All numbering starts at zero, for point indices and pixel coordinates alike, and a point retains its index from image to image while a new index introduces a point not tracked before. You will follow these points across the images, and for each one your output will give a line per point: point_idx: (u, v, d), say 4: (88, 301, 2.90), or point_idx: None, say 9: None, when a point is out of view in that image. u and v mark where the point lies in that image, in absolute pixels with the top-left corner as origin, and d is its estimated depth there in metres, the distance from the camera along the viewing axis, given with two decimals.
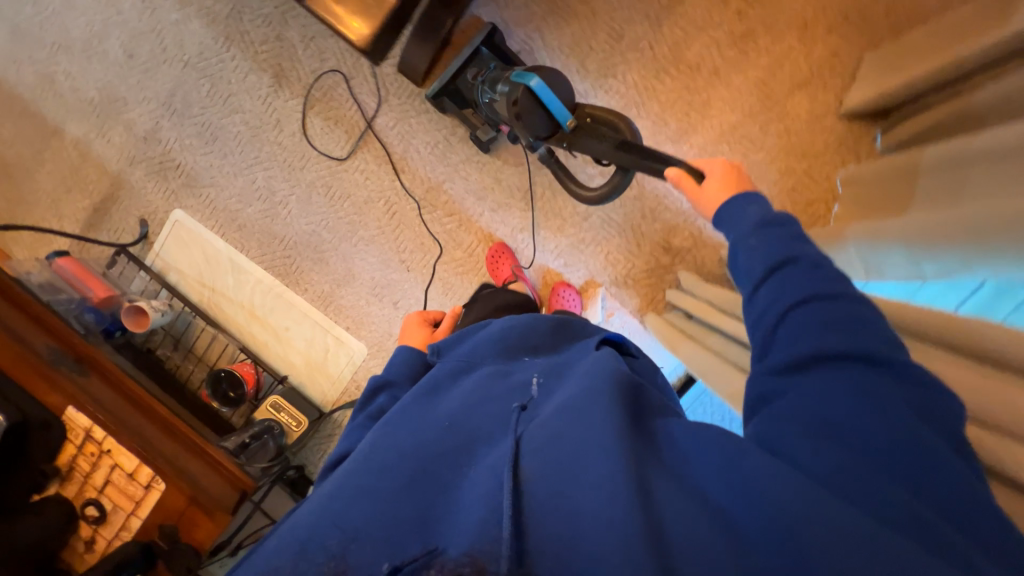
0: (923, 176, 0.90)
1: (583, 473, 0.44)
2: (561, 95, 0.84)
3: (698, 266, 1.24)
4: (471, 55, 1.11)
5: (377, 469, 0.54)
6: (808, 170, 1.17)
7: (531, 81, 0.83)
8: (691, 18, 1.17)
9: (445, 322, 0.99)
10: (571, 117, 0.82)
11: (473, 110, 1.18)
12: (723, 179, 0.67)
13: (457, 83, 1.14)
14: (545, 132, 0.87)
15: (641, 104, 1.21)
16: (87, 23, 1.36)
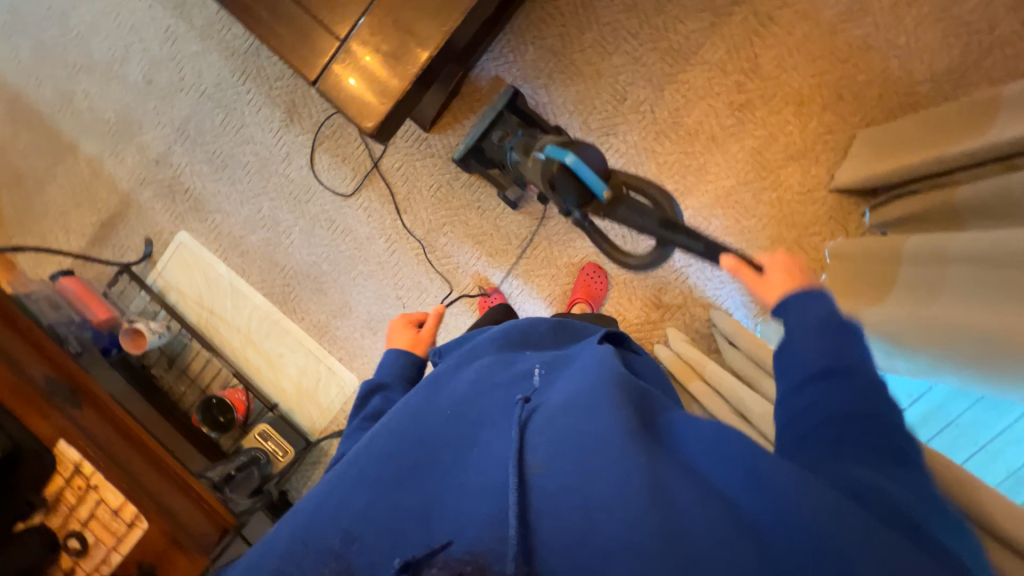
0: (904, 264, 0.92)
1: (594, 466, 0.42)
2: (595, 168, 0.88)
3: (686, 325, 1.26)
4: (500, 121, 1.19)
5: (382, 466, 0.53)
6: (798, 240, 1.20)
7: (565, 157, 0.87)
8: (692, 86, 1.21)
9: (431, 322, 0.95)
10: (606, 189, 0.86)
11: (500, 171, 1.24)
12: (784, 271, 0.66)
13: (484, 143, 1.21)
14: (579, 199, 0.91)
15: (639, 165, 1.24)
16: (110, 47, 1.40)
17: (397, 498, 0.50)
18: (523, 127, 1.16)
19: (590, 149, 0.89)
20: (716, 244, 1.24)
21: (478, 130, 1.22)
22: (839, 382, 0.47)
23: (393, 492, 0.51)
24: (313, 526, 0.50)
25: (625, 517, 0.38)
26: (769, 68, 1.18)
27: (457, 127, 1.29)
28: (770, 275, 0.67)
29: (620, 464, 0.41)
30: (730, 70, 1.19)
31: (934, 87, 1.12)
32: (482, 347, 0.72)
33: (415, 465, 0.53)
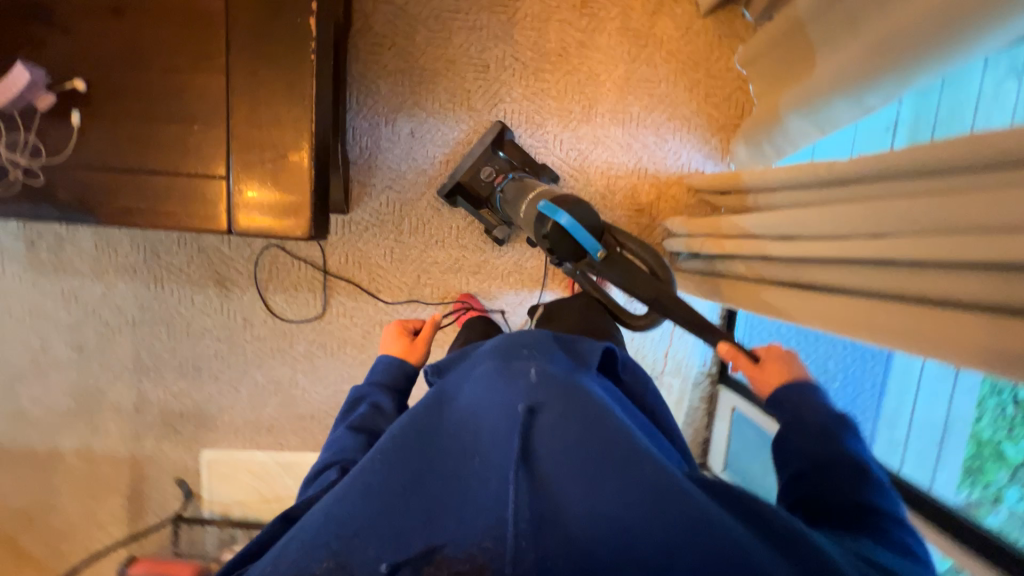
0: (810, 25, 0.91)
1: (604, 485, 0.43)
2: (589, 223, 0.80)
3: (674, 207, 1.27)
4: (484, 155, 1.17)
5: (390, 474, 0.49)
6: (708, 74, 1.22)
7: (558, 216, 0.78)
8: (533, 16, 1.21)
9: (424, 330, 0.92)
10: (600, 248, 0.79)
11: (488, 210, 1.20)
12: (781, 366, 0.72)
13: (468, 180, 1.17)
14: (572, 258, 0.81)
15: (540, 109, 1.24)
16: (22, 343, 1.32)
17: (410, 506, 0.46)
18: (512, 168, 1.16)
19: (582, 208, 0.78)
20: (647, 126, 1.25)
21: (462, 167, 1.19)
22: (831, 472, 0.57)
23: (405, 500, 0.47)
24: (313, 535, 0.45)
25: (628, 526, 0.40)
26: None
27: (369, 190, 1.27)
28: (770, 366, 0.73)
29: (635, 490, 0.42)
30: None
31: None
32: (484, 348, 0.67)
33: (417, 474, 0.49)
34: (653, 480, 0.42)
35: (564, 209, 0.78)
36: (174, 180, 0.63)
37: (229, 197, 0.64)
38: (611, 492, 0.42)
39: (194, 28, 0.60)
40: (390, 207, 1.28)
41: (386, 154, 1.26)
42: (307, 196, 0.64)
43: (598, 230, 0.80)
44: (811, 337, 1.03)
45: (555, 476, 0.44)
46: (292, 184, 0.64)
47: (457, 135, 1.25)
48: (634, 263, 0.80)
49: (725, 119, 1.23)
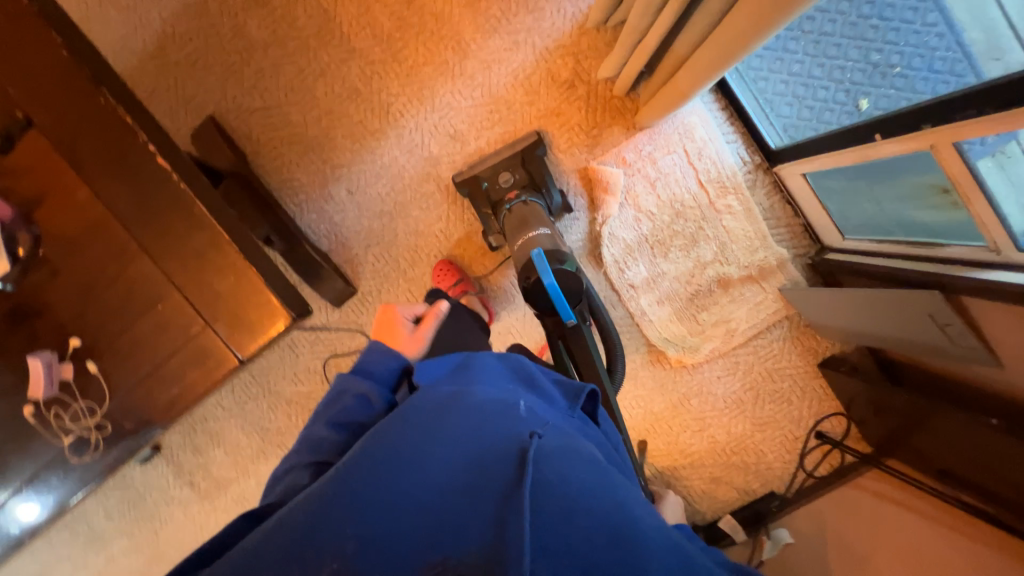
0: None
1: (587, 517, 0.46)
2: (571, 293, 0.91)
3: (599, 54, 1.15)
4: (510, 158, 1.19)
5: (386, 486, 0.47)
6: None
7: (547, 274, 0.88)
8: (357, 16, 1.19)
9: (426, 321, 0.93)
10: (572, 317, 0.90)
11: (491, 216, 1.22)
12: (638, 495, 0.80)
13: (487, 177, 1.19)
14: (543, 313, 0.93)
15: (423, 82, 1.21)
16: None
17: (409, 515, 0.46)
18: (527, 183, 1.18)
19: (570, 277, 0.90)
20: (518, 11, 1.16)
21: (485, 163, 1.20)
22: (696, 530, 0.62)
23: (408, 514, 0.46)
24: (313, 538, 0.45)
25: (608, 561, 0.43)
26: None
27: (358, 261, 1.32)
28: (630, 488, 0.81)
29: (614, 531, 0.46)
30: None
31: None
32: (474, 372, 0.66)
33: (421, 482, 0.47)
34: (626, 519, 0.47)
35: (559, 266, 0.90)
36: (179, 356, 0.69)
37: (216, 331, 0.68)
38: (595, 522, 0.45)
39: (101, 240, 0.66)
40: (383, 260, 1.32)
41: (346, 224, 1.31)
42: (264, 287, 0.66)
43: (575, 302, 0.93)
44: (831, 52, 0.97)
45: (546, 505, 0.46)
46: (247, 283, 0.66)
47: (382, 162, 1.27)
48: (593, 338, 0.94)
49: None
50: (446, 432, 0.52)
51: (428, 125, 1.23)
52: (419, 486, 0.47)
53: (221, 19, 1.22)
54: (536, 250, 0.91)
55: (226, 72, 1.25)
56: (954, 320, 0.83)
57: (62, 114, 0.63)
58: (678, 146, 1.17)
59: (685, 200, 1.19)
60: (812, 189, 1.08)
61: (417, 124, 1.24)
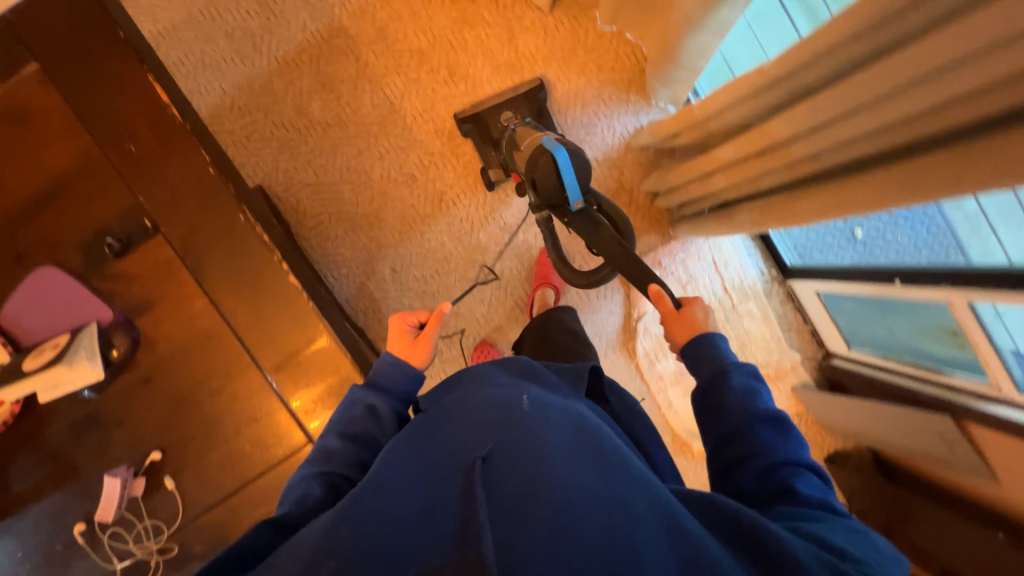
0: None
1: (584, 519, 0.44)
2: (581, 173, 0.85)
3: (640, 169, 1.29)
4: (515, 98, 1.21)
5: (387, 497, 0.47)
6: (588, 51, 1.26)
7: (557, 151, 0.83)
8: (419, 112, 1.27)
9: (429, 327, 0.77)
10: (580, 201, 0.84)
11: (493, 149, 1.22)
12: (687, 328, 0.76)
13: (487, 113, 1.22)
14: (547, 198, 0.87)
15: (478, 176, 1.29)
16: None
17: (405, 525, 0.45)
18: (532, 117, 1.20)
19: (580, 158, 0.85)
20: (572, 125, 1.28)
21: (487, 100, 1.23)
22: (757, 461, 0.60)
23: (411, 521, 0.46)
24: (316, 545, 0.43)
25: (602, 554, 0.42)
26: (423, 42, 1.25)
27: None
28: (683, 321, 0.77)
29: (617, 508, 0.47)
30: (417, 74, 1.26)
31: None
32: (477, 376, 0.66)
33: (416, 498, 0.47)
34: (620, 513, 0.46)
35: (559, 142, 0.85)
36: (270, 472, 0.66)
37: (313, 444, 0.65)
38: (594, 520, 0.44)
39: (207, 351, 0.64)
40: None
41: (386, 301, 1.31)
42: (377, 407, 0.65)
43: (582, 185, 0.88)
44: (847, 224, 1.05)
45: (545, 502, 0.45)
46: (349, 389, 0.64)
47: (429, 245, 1.30)
48: (602, 219, 0.85)
49: (628, 74, 1.27)
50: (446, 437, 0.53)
51: (479, 215, 1.30)
52: (414, 494, 0.47)
53: (285, 98, 1.25)
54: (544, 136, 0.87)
55: (281, 146, 1.26)
56: (961, 439, 0.95)
57: (190, 224, 0.62)
58: (708, 256, 1.30)
59: (711, 303, 1.31)
60: (822, 304, 1.23)
61: (468, 214, 1.30)
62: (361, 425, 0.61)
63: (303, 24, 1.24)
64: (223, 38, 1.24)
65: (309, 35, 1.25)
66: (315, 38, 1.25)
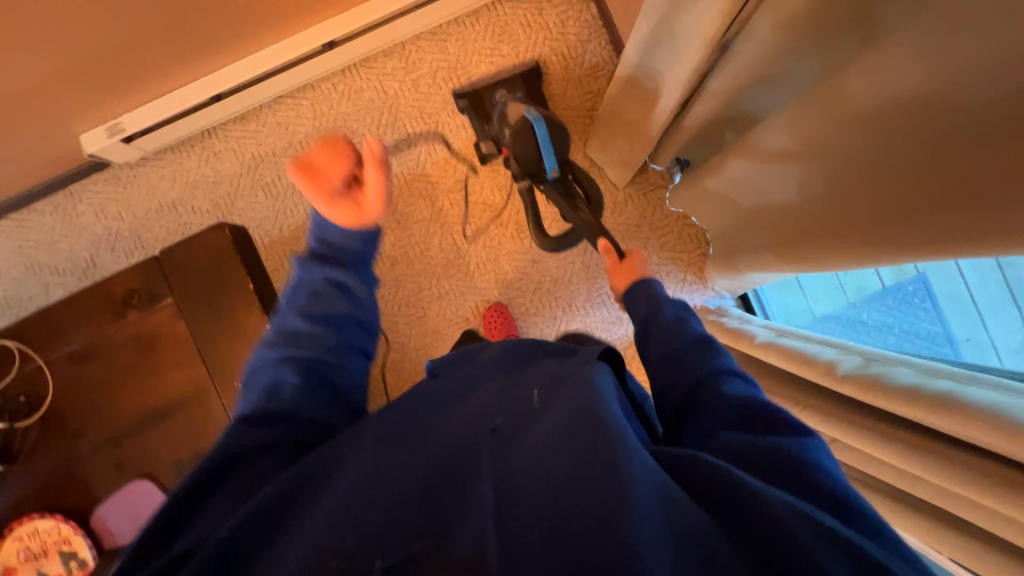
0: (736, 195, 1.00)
1: (573, 494, 0.40)
2: (557, 146, 0.97)
3: None
4: (511, 80, 1.25)
5: (370, 493, 0.46)
6: (651, 228, 1.33)
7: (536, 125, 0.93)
8: (483, 260, 1.33)
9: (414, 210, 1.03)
10: (554, 168, 0.97)
11: (489, 126, 1.24)
12: (635, 265, 0.86)
13: (484, 89, 1.23)
14: (526, 166, 1.00)
15: (528, 328, 1.33)
16: None
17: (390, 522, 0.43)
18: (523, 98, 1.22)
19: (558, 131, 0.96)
20: None
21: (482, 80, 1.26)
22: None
23: (404, 489, 0.46)
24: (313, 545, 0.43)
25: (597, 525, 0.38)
26: (498, 197, 1.32)
27: None
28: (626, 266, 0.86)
29: (612, 447, 0.42)
30: (486, 225, 1.33)
31: (575, 88, 1.32)
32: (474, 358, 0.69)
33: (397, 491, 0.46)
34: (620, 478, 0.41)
35: (540, 113, 0.94)
36: None
37: None
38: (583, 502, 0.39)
39: None
40: None
41: None
42: None
43: (557, 157, 1.00)
44: None
45: (527, 489, 0.42)
46: None
47: None
48: (575, 192, 1.03)
49: (687, 254, 1.33)
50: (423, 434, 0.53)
51: None
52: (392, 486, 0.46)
53: None
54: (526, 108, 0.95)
55: None
56: None
57: None
58: None
59: None
60: None
61: None
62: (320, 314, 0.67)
63: (389, 165, 1.33)
64: None
65: (392, 177, 1.33)
66: (398, 180, 1.33)
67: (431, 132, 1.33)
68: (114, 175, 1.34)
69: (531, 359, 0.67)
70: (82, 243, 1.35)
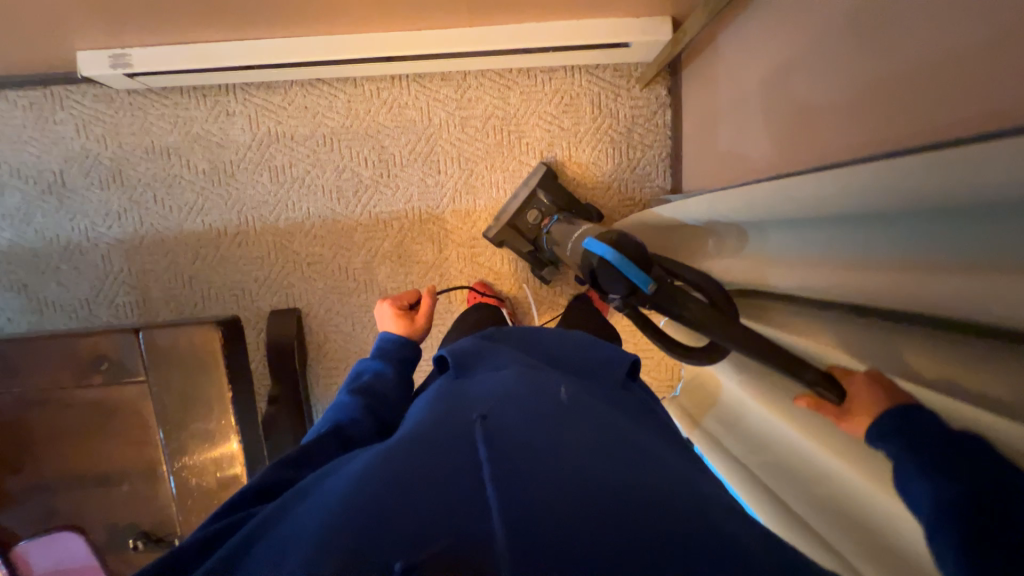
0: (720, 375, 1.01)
1: (593, 509, 0.43)
2: (642, 256, 0.68)
3: None
4: (531, 197, 1.19)
5: (402, 467, 0.48)
6: (637, 346, 1.36)
7: (604, 252, 0.69)
8: None
9: (427, 305, 1.05)
10: (648, 281, 0.66)
11: (535, 250, 1.21)
12: (864, 400, 0.57)
13: (516, 219, 1.19)
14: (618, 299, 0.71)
15: None
16: None
17: (418, 495, 0.44)
18: (560, 210, 1.17)
19: (628, 240, 0.69)
20: None
21: (509, 207, 1.21)
22: None
23: (429, 471, 0.47)
24: (340, 516, 0.42)
25: (612, 537, 0.41)
26: (506, 266, 1.30)
27: None
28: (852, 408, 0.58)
29: (624, 480, 0.47)
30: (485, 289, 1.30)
31: (619, 188, 1.27)
32: (502, 356, 0.75)
33: (429, 467, 0.48)
34: (639, 504, 0.44)
35: (604, 236, 0.72)
36: None
37: None
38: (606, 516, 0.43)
39: None
40: None
41: None
42: None
43: (655, 266, 0.69)
44: None
45: (549, 494, 0.45)
46: None
47: None
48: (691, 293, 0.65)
49: (658, 379, 1.38)
50: (449, 425, 0.56)
51: None
52: (423, 465, 0.48)
53: (359, 251, 1.27)
54: (585, 240, 0.74)
55: (335, 287, 1.28)
56: None
57: None
58: None
59: None
60: None
61: None
62: (370, 386, 0.77)
63: (409, 196, 1.26)
64: (331, 169, 1.24)
65: (409, 208, 1.26)
66: (413, 213, 1.27)
67: (462, 178, 1.26)
68: (108, 95, 1.19)
69: (552, 372, 0.71)
70: (54, 155, 1.22)
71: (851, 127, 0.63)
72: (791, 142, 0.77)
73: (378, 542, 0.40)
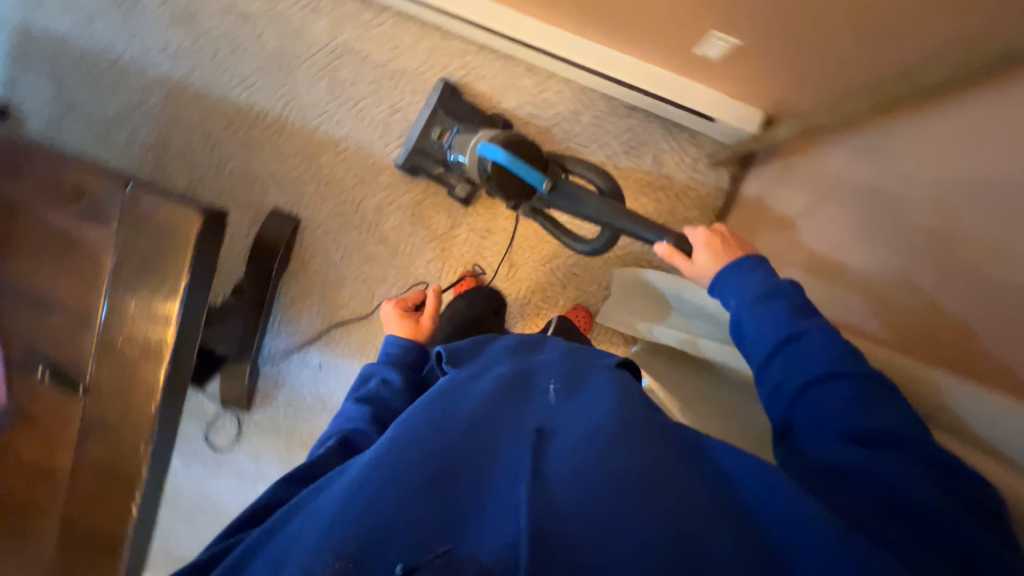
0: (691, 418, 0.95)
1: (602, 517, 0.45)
2: (534, 160, 0.90)
3: None
4: (432, 115, 1.18)
5: (401, 472, 0.50)
6: None
7: (497, 154, 0.90)
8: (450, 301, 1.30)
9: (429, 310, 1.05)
10: (544, 178, 0.89)
11: (445, 171, 1.19)
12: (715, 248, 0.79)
13: (425, 141, 1.18)
14: (520, 195, 0.94)
15: None
16: None
17: (419, 506, 0.48)
18: (460, 124, 1.16)
19: (518, 144, 0.90)
20: None
21: (415, 130, 1.20)
22: None
23: (427, 479, 0.50)
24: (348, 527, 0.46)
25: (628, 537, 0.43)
26: (505, 267, 1.29)
27: (272, 399, 1.38)
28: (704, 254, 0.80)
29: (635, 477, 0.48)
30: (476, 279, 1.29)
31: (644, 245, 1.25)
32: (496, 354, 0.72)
33: (429, 475, 0.50)
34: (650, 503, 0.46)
35: (501, 138, 0.91)
36: None
37: None
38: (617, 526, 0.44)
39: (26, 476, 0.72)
40: (285, 418, 1.38)
41: (292, 375, 1.36)
42: None
43: (546, 167, 0.91)
44: None
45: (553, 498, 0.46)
46: None
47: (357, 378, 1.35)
48: (577, 189, 0.90)
49: None
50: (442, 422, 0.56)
51: None
52: (420, 471, 0.50)
53: (378, 190, 1.26)
54: (480, 145, 0.93)
55: (340, 213, 1.28)
56: None
57: (109, 415, 0.71)
58: None
59: None
60: None
61: None
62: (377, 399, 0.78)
63: None
64: (387, 104, 1.23)
65: None
66: None
67: None
68: None
69: (548, 365, 0.69)
70: None
71: (911, 303, 0.63)
72: (846, 283, 0.76)
73: (387, 552, 0.44)
